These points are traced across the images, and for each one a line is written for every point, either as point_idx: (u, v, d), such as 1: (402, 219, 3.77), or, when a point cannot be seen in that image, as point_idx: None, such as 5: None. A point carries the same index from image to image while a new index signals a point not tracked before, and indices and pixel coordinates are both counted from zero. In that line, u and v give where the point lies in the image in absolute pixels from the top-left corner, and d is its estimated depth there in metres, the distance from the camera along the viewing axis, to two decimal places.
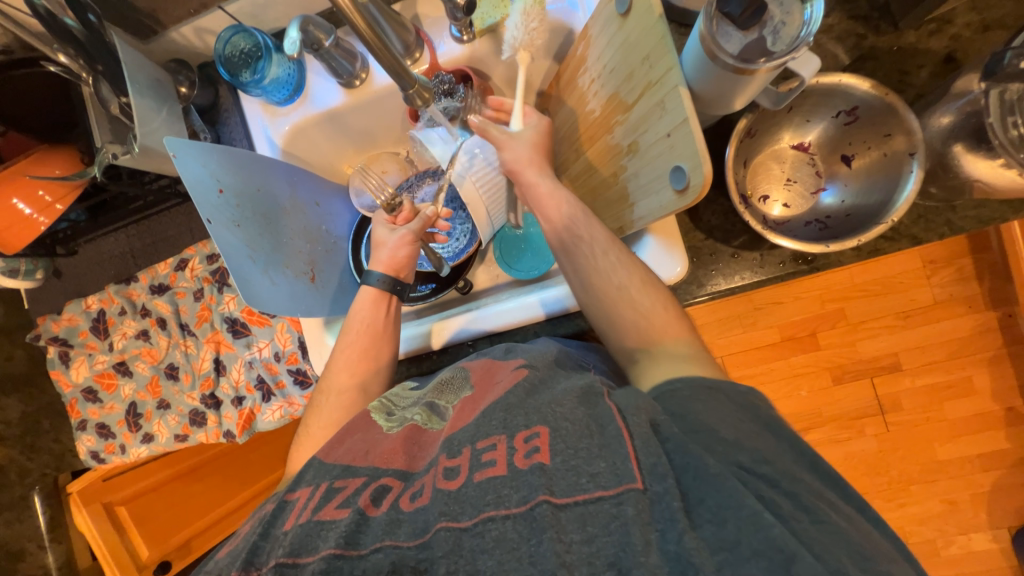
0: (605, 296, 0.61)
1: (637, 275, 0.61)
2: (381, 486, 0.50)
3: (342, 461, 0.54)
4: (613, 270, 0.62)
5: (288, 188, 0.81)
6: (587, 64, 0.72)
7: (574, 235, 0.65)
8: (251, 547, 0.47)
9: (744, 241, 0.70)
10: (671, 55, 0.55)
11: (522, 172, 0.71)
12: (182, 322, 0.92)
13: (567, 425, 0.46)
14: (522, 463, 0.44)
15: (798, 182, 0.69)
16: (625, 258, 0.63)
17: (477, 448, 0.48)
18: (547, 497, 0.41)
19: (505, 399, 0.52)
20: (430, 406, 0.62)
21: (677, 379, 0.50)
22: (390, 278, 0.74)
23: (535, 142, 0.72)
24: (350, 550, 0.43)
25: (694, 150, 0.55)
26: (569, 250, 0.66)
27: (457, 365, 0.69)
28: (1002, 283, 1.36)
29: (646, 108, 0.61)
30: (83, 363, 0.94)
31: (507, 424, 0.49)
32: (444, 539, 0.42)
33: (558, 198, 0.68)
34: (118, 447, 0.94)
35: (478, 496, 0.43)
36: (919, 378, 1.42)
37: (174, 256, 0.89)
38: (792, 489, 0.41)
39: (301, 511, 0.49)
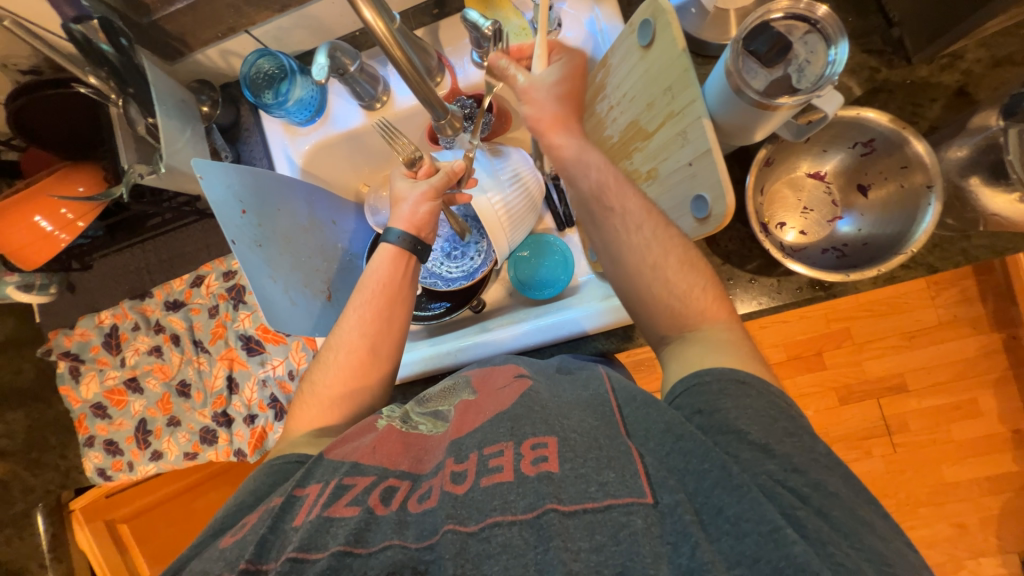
0: (638, 271, 0.59)
1: (673, 253, 0.58)
2: (388, 486, 0.48)
3: (350, 458, 0.51)
4: (646, 247, 0.59)
5: (306, 207, 0.81)
6: (606, 92, 0.73)
7: (605, 202, 0.62)
8: (260, 540, 0.45)
9: (760, 265, 0.70)
10: (694, 88, 0.56)
11: (546, 135, 0.66)
12: (195, 339, 0.91)
13: (575, 435, 0.45)
14: (529, 470, 0.43)
15: (814, 211, 0.70)
16: (661, 232, 0.59)
17: (485, 453, 0.46)
18: (555, 505, 0.40)
19: (512, 409, 0.50)
20: (434, 414, 0.59)
21: (706, 371, 0.48)
22: (411, 237, 0.70)
23: (559, 92, 0.66)
24: (359, 547, 0.41)
25: (716, 181, 0.55)
26: (597, 217, 0.62)
27: (458, 373, 0.67)
28: (1006, 305, 1.37)
29: (666, 137, 0.62)
30: (94, 378, 0.93)
31: (514, 432, 0.47)
32: (452, 542, 0.40)
33: (588, 162, 0.63)
34: (126, 465, 0.92)
35: (485, 501, 0.42)
36: (926, 399, 1.42)
37: (191, 272, 0.89)
38: (824, 507, 0.39)
39: (311, 507, 0.46)
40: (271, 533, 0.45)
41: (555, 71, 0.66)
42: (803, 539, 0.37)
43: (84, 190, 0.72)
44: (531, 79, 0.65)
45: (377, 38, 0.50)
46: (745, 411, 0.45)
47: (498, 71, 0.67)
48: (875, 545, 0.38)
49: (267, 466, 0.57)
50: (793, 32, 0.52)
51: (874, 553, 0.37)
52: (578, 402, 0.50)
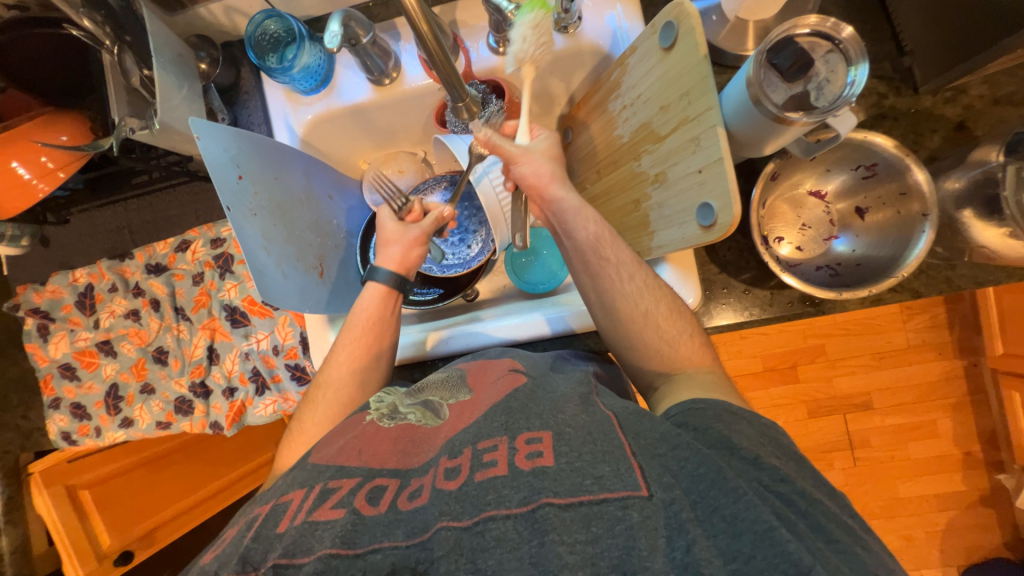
0: (627, 318, 0.61)
1: (663, 302, 0.61)
2: (376, 486, 0.47)
3: (336, 462, 0.50)
4: (638, 295, 0.61)
5: (304, 179, 0.79)
6: (620, 91, 0.73)
7: (598, 255, 0.62)
8: (243, 552, 0.43)
9: (754, 277, 0.71)
10: (712, 95, 0.56)
11: (546, 187, 0.66)
12: (177, 306, 0.88)
13: (569, 430, 0.46)
14: (524, 464, 0.43)
15: (812, 228, 0.71)
16: (650, 283, 0.62)
17: (478, 448, 0.46)
18: (549, 498, 0.40)
19: (506, 403, 0.51)
20: (424, 403, 0.59)
21: (705, 400, 0.51)
22: (400, 276, 0.70)
23: (550, 154, 0.69)
24: (348, 549, 0.40)
25: (725, 190, 0.57)
26: (591, 267, 0.63)
27: (451, 367, 0.68)
28: (971, 333, 1.44)
29: (679, 142, 0.63)
30: (64, 338, 0.89)
31: (508, 426, 0.48)
32: (446, 539, 0.39)
33: (587, 215, 0.64)
34: (93, 430, 0.89)
35: (479, 495, 0.42)
36: (889, 417, 1.48)
37: (176, 236, 0.84)
38: (810, 512, 0.40)
39: (296, 512, 0.45)
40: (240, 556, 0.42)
41: (542, 142, 0.70)
42: (795, 537, 0.37)
43: (67, 139, 0.69)
44: (526, 147, 0.67)
45: (407, 16, 0.49)
46: (737, 432, 0.46)
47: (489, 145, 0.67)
48: (872, 565, 0.38)
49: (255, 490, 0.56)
50: (815, 49, 0.52)
51: (864, 563, 0.37)
52: (571, 398, 0.51)
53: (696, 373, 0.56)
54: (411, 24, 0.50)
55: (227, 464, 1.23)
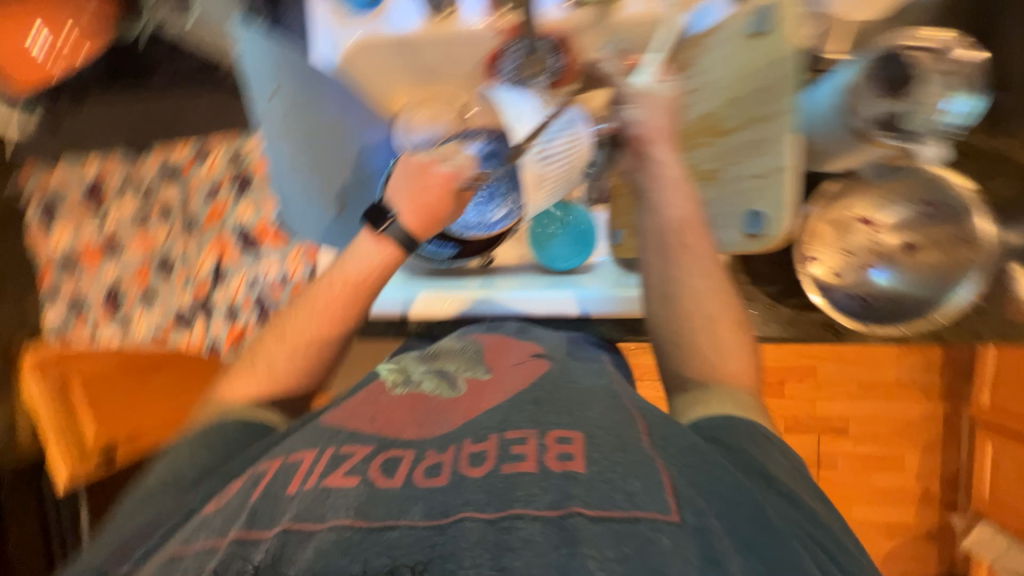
0: (689, 319, 0.58)
1: (728, 312, 0.58)
2: (391, 457, 0.43)
3: (349, 428, 0.48)
4: (705, 297, 0.57)
5: (339, 109, 0.76)
6: (685, 73, 0.67)
7: (680, 241, 0.58)
8: (251, 509, 0.39)
9: (779, 291, 0.70)
10: (791, 97, 0.55)
11: (650, 145, 0.59)
12: (187, 218, 0.84)
13: (600, 434, 0.44)
14: (556, 465, 0.40)
15: (854, 254, 0.66)
16: (721, 287, 0.58)
17: (506, 437, 0.44)
18: (580, 508, 0.36)
19: (534, 393, 0.51)
20: (439, 372, 0.59)
21: (739, 417, 0.50)
22: (411, 233, 0.60)
23: (670, 108, 0.60)
24: (362, 521, 0.36)
25: (782, 200, 0.55)
26: (666, 250, 0.59)
27: (465, 338, 0.69)
28: (959, 380, 1.47)
29: (744, 142, 0.60)
30: (66, 231, 0.86)
31: (537, 420, 0.46)
32: (470, 530, 0.34)
33: (682, 193, 0.58)
34: (89, 326, 0.88)
35: (507, 488, 0.38)
36: (860, 446, 1.51)
37: (197, 141, 0.83)
38: (845, 562, 0.40)
39: (307, 475, 0.42)
40: (184, 524, 0.41)
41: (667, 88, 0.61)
42: None
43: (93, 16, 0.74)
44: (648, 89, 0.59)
45: None
46: (773, 461, 0.46)
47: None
48: None
49: (201, 436, 0.53)
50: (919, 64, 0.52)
51: None
52: (597, 397, 0.52)
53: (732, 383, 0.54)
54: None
55: None
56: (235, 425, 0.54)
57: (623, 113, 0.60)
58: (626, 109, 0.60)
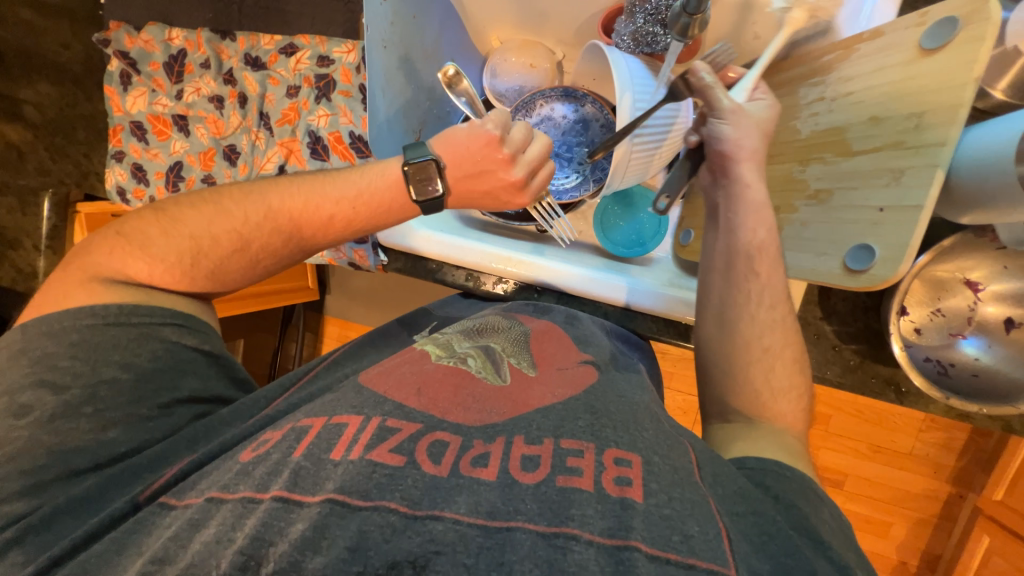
0: (747, 347, 0.55)
1: (791, 348, 0.55)
2: (437, 441, 0.42)
3: (394, 398, 0.48)
4: (767, 328, 0.55)
5: (436, 32, 0.72)
6: (826, 77, 0.60)
7: (751, 265, 0.57)
8: (295, 467, 0.40)
9: (850, 334, 0.66)
10: (953, 129, 0.48)
11: (736, 163, 0.59)
12: (263, 111, 0.81)
13: (659, 460, 0.42)
14: (612, 489, 0.38)
15: (945, 316, 0.62)
16: (787, 321, 0.56)
17: (561, 446, 0.42)
18: (639, 543, 0.35)
19: (588, 402, 0.48)
20: (485, 350, 0.58)
21: (791, 467, 0.46)
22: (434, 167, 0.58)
23: (764, 129, 0.60)
24: (407, 508, 0.37)
25: (904, 242, 0.50)
26: (733, 272, 0.58)
27: (511, 317, 0.67)
28: (977, 469, 1.40)
29: (874, 165, 0.54)
30: (143, 95, 0.85)
31: (596, 435, 0.43)
32: (522, 542, 0.35)
33: (762, 217, 0.57)
34: (147, 197, 0.87)
35: (563, 504, 0.37)
36: (851, 503, 1.49)
37: (286, 36, 0.78)
38: None
39: (353, 442, 0.42)
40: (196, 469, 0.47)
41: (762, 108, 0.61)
42: None
43: None
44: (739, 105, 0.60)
45: None
46: (825, 524, 0.42)
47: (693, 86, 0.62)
48: None
49: (125, 308, 0.54)
50: None
51: None
52: (644, 412, 0.49)
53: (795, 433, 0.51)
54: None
55: None
56: (170, 332, 0.56)
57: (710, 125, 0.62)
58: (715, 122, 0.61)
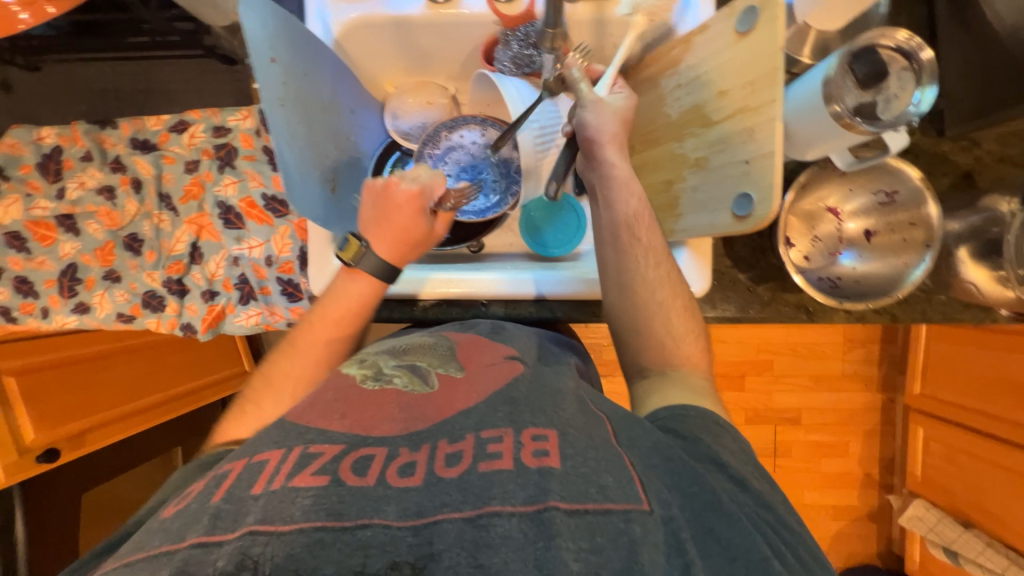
0: (643, 305, 0.62)
1: (679, 298, 0.63)
2: (363, 455, 0.44)
3: (316, 424, 0.47)
4: (657, 284, 0.62)
5: (330, 86, 0.75)
6: (678, 69, 0.72)
7: (632, 232, 0.63)
8: (214, 511, 0.40)
9: (757, 276, 0.76)
10: (778, 88, 0.58)
11: (601, 147, 0.65)
12: (162, 192, 0.77)
13: (573, 431, 0.47)
14: (531, 461, 0.43)
15: (823, 241, 0.74)
16: (671, 275, 0.63)
17: (482, 436, 0.45)
18: (557, 502, 0.40)
19: (509, 393, 0.51)
20: (410, 367, 0.56)
21: (692, 407, 0.54)
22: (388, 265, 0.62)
23: (621, 115, 0.67)
24: (334, 521, 0.38)
25: (769, 184, 0.59)
26: (619, 243, 0.64)
27: (438, 334, 0.68)
28: (894, 372, 1.62)
29: (731, 130, 0.64)
30: (16, 203, 0.77)
31: (513, 419, 0.47)
32: (447, 532, 0.38)
33: (632, 190, 0.64)
34: (40, 311, 0.78)
35: (484, 487, 0.41)
36: (811, 434, 1.64)
37: (173, 115, 0.76)
38: (792, 543, 0.45)
39: (274, 474, 0.42)
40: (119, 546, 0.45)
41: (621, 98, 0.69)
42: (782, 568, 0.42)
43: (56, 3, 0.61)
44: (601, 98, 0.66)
45: None
46: (724, 447, 0.50)
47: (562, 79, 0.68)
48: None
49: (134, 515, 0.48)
50: (892, 64, 0.54)
51: None
52: (570, 400, 0.53)
53: (699, 379, 0.59)
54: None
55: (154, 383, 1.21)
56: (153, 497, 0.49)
57: (575, 117, 0.68)
58: (581, 112, 0.66)
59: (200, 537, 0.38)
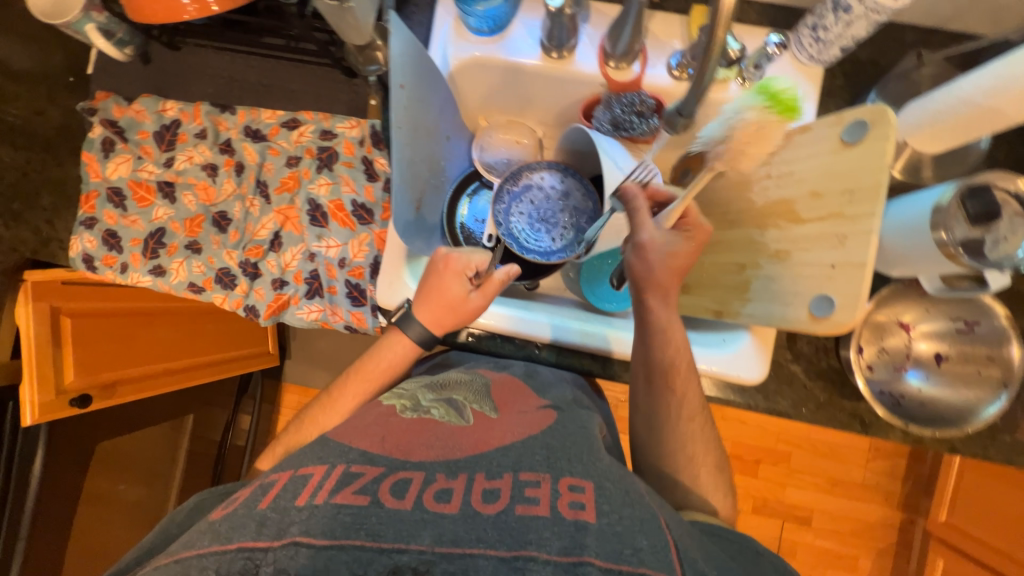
0: (671, 454, 0.63)
1: (709, 455, 0.63)
2: (402, 479, 0.45)
3: (358, 445, 0.50)
4: (689, 438, 0.63)
5: (437, 114, 0.79)
6: (769, 161, 0.74)
7: (667, 381, 0.64)
8: (260, 518, 0.41)
9: (815, 376, 0.75)
10: (878, 204, 0.59)
11: (646, 293, 0.66)
12: (260, 179, 0.82)
13: (609, 486, 0.47)
14: (567, 512, 0.43)
15: (889, 353, 0.72)
16: (703, 426, 0.64)
17: (520, 478, 0.46)
18: (593, 558, 0.38)
19: (545, 438, 0.53)
20: (447, 401, 0.60)
21: (722, 524, 0.53)
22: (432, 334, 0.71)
23: (674, 263, 0.66)
24: (372, 542, 0.39)
25: (855, 292, 0.60)
26: (653, 387, 0.64)
27: (472, 370, 0.70)
28: (918, 493, 1.54)
29: (821, 231, 0.65)
30: (126, 163, 0.82)
31: (551, 465, 0.49)
32: (484, 567, 0.38)
33: (672, 341, 0.65)
34: (120, 266, 0.81)
35: (520, 529, 0.40)
36: (820, 539, 1.56)
37: (288, 112, 0.81)
38: None
39: (317, 490, 0.44)
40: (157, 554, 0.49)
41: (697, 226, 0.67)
42: None
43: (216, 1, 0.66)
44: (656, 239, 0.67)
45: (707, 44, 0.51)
46: (751, 564, 0.47)
47: (627, 197, 0.72)
48: None
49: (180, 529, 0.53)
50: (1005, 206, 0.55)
51: None
52: (598, 442, 0.56)
53: None
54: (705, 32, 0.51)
55: (190, 345, 1.22)
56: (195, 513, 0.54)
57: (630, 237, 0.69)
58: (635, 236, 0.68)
59: (247, 542, 0.39)
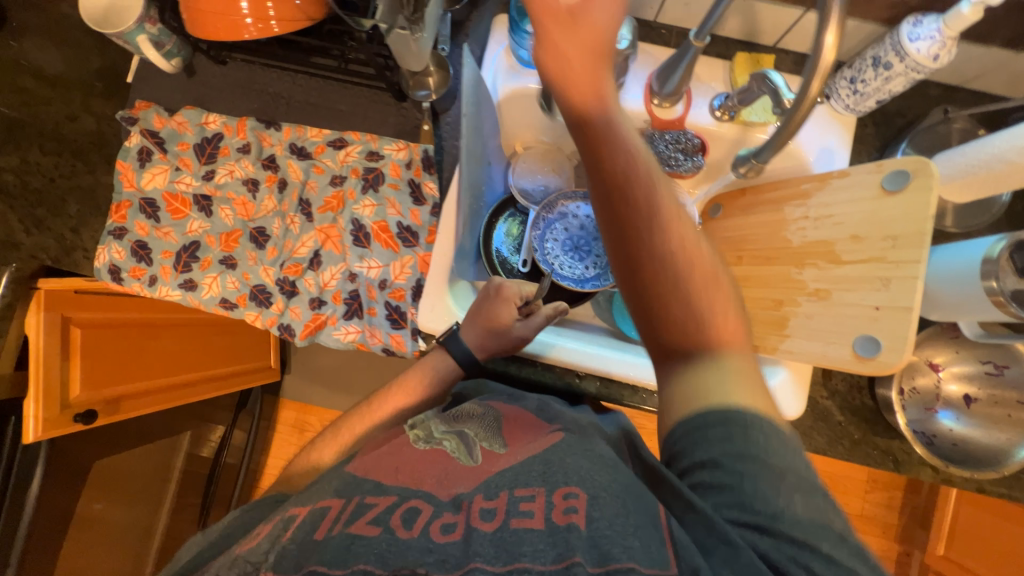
0: (682, 324, 0.51)
1: (724, 310, 0.52)
2: (411, 508, 0.44)
3: (372, 478, 0.49)
4: (697, 303, 0.51)
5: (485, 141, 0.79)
6: (806, 201, 0.76)
7: (653, 233, 0.52)
8: (282, 551, 0.42)
9: (846, 413, 0.76)
10: (920, 250, 0.63)
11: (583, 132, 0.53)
12: (303, 197, 0.82)
13: (603, 493, 0.43)
14: (560, 519, 0.41)
15: (920, 393, 0.75)
16: (706, 279, 0.52)
17: (515, 494, 0.44)
18: (583, 562, 0.37)
19: (543, 453, 0.48)
20: (459, 434, 0.55)
21: (728, 421, 0.44)
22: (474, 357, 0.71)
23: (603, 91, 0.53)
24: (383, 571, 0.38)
25: (902, 335, 0.63)
26: (640, 248, 0.53)
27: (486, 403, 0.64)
28: (914, 526, 1.57)
29: (863, 273, 0.67)
30: (164, 173, 0.81)
31: (546, 478, 0.45)
32: None
33: (631, 190, 0.52)
34: (148, 279, 0.78)
35: (516, 543, 0.40)
36: None
37: (334, 132, 0.81)
38: None
39: (333, 523, 0.43)
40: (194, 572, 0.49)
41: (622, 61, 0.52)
42: None
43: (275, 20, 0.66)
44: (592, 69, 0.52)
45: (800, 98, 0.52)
46: (771, 489, 0.41)
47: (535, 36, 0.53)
48: None
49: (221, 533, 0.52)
50: None
51: None
52: (610, 466, 0.48)
53: None
54: (801, 80, 0.52)
55: (201, 359, 1.15)
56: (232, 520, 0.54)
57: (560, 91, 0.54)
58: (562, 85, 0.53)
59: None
